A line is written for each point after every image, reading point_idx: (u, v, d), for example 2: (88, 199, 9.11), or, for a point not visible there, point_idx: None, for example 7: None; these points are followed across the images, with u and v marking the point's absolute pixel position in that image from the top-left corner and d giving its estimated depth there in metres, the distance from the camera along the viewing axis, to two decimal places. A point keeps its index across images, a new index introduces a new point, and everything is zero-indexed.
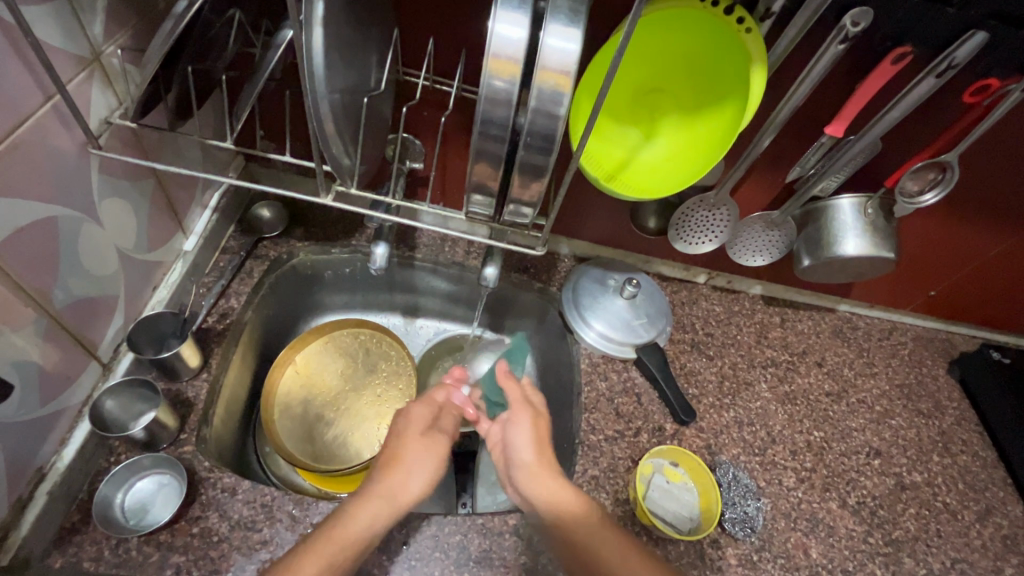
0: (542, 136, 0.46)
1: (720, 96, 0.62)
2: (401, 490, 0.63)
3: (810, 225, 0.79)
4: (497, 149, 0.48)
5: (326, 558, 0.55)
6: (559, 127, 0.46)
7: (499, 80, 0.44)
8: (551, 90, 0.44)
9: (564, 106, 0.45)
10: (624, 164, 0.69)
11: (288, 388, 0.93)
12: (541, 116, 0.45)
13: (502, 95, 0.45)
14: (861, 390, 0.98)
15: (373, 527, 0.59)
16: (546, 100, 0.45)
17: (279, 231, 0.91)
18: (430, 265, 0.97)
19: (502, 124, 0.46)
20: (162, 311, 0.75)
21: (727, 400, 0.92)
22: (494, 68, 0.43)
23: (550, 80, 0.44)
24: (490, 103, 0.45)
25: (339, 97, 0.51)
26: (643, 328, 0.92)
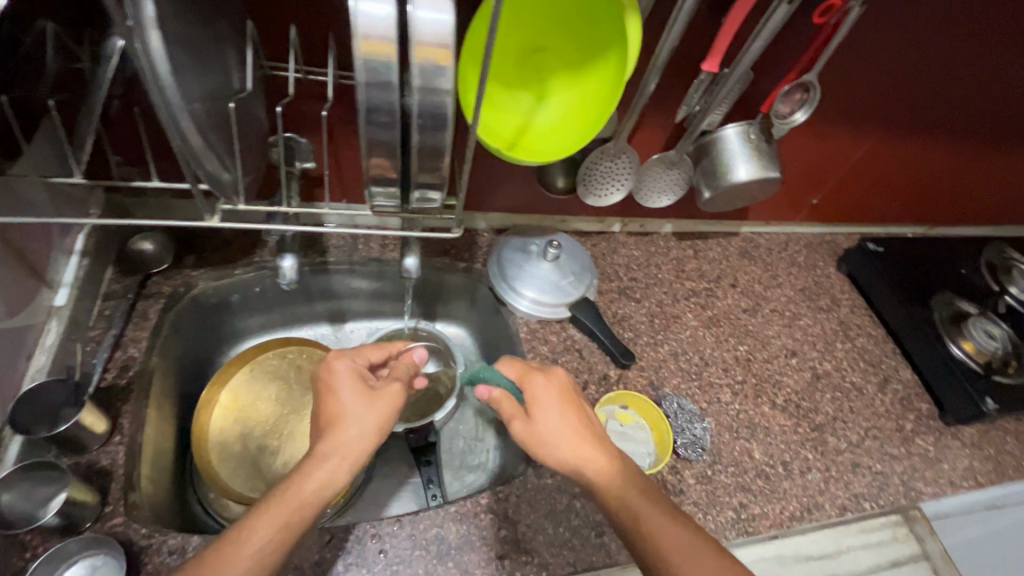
0: (433, 117, 0.44)
1: (601, 48, 0.63)
2: (348, 442, 0.64)
3: (704, 159, 0.83)
4: (390, 136, 0.45)
5: (281, 516, 0.58)
6: (449, 104, 0.43)
7: (374, 63, 0.41)
8: (433, 67, 0.42)
9: (450, 80, 0.42)
10: (523, 129, 0.69)
11: (221, 428, 0.87)
12: (427, 94, 0.43)
13: (382, 75, 0.41)
14: (771, 301, 1.08)
15: (328, 485, 0.61)
16: (431, 78, 0.42)
17: (168, 263, 0.82)
18: (346, 267, 0.93)
19: (391, 111, 0.43)
20: (47, 381, 0.65)
21: (661, 336, 0.97)
22: (365, 49, 0.40)
23: (429, 56, 0.41)
24: (371, 89, 0.42)
25: (200, 107, 0.46)
26: (572, 286, 0.94)
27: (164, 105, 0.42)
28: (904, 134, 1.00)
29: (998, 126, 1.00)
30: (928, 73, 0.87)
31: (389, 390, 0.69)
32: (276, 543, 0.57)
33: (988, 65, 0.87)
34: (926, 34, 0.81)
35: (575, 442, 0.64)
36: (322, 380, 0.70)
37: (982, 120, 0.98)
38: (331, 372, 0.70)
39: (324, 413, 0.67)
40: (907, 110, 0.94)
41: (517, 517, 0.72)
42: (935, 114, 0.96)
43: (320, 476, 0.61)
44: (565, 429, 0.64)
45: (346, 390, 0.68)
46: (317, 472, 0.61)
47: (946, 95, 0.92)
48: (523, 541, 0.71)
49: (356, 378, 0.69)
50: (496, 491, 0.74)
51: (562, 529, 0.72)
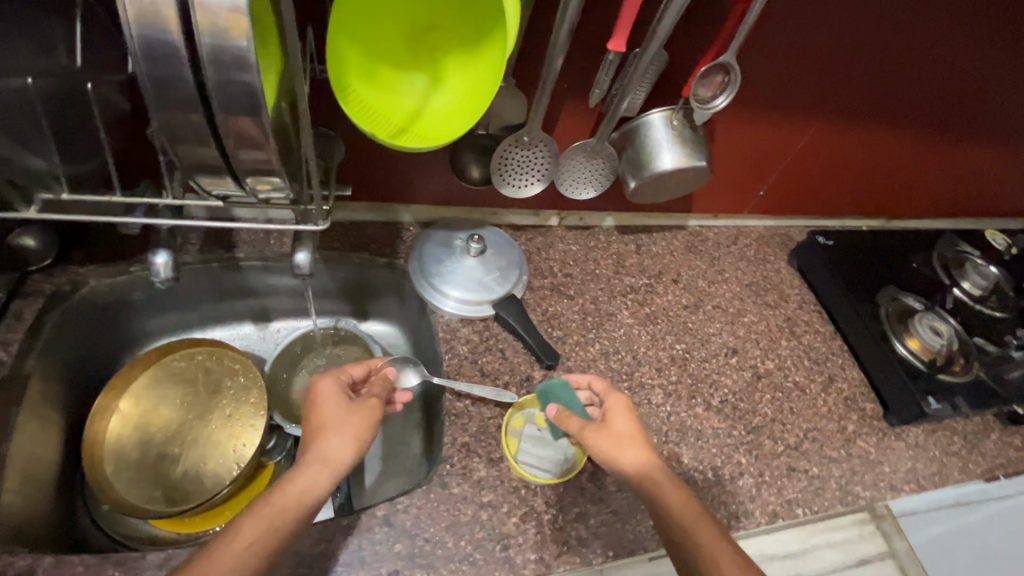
0: (240, 98, 0.39)
1: (488, 25, 0.58)
2: (333, 452, 0.63)
3: (629, 147, 0.79)
4: (197, 119, 0.41)
5: (265, 518, 0.57)
6: (256, 83, 0.39)
7: (152, 35, 0.36)
8: (222, 41, 0.37)
9: (252, 54, 0.38)
10: (415, 115, 0.64)
11: (118, 434, 0.81)
12: (222, 72, 0.38)
13: (165, 44, 0.37)
14: (715, 296, 1.04)
15: (311, 492, 0.60)
16: (225, 51, 0.37)
17: (52, 257, 0.76)
18: (258, 263, 0.87)
19: (184, 88, 0.39)
20: None
21: (592, 334, 0.92)
22: (136, 14, 0.36)
23: (219, 24, 0.36)
24: (155, 65, 0.37)
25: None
26: (497, 283, 0.89)
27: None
28: (848, 122, 0.95)
29: (948, 112, 0.96)
30: (865, 54, 0.82)
31: (371, 402, 0.69)
32: (258, 547, 0.55)
33: (930, 48, 0.83)
34: (857, 14, 0.77)
35: (644, 453, 0.65)
36: (308, 396, 0.70)
37: (931, 106, 0.94)
38: (318, 387, 0.70)
39: (310, 425, 0.67)
40: (846, 95, 0.89)
41: (415, 530, 0.68)
42: (877, 100, 0.91)
43: (303, 484, 0.60)
44: (633, 437, 0.66)
45: (331, 403, 0.68)
46: (300, 480, 0.60)
47: (887, 78, 0.87)
48: (419, 555, 0.66)
49: (341, 393, 0.69)
50: (394, 502, 0.69)
51: (463, 543, 0.68)
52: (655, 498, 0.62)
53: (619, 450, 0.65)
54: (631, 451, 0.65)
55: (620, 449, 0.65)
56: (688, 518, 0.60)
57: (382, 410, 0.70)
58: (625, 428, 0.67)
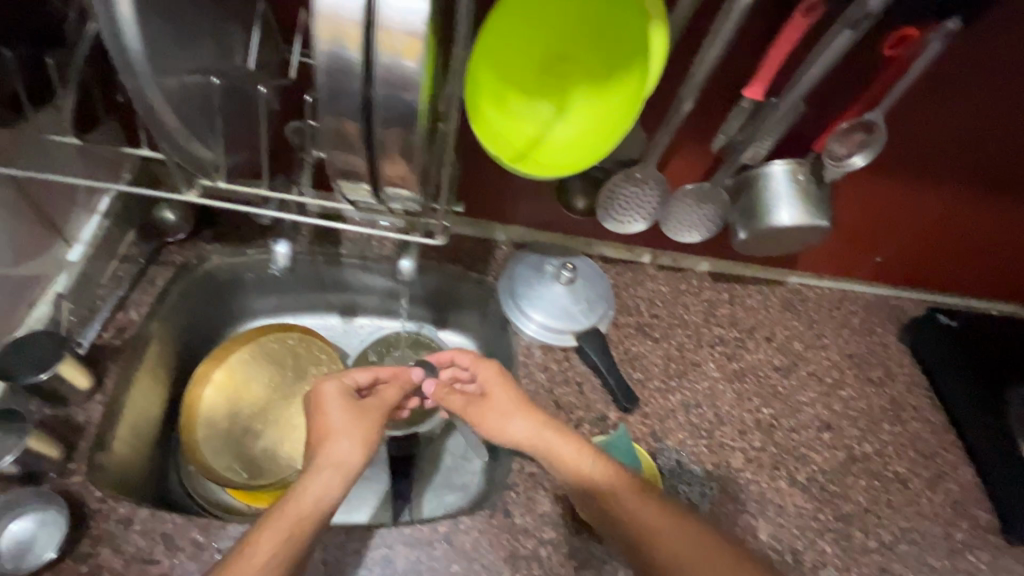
0: (397, 115, 0.41)
1: (624, 60, 0.58)
2: (344, 459, 0.68)
3: (743, 196, 0.75)
4: (354, 130, 0.42)
5: (281, 529, 0.59)
6: (416, 102, 0.41)
7: (336, 47, 0.38)
8: (397, 59, 0.39)
9: (418, 76, 0.40)
10: (535, 143, 0.64)
11: (212, 403, 0.87)
12: (389, 88, 0.40)
13: (343, 61, 0.39)
14: (810, 363, 0.97)
15: (325, 498, 0.64)
16: (394, 72, 0.39)
17: (186, 232, 0.83)
18: (358, 261, 0.92)
19: (350, 103, 0.41)
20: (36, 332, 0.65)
21: (674, 382, 0.89)
22: (325, 33, 0.38)
23: (395, 47, 0.38)
24: (330, 76, 0.40)
25: (176, 82, 0.47)
26: (582, 315, 0.87)
27: (132, 80, 0.44)
28: (997, 192, 0.86)
29: None
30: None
31: (377, 409, 0.73)
32: (279, 557, 0.57)
33: None
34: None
35: (530, 418, 0.73)
36: (312, 401, 0.74)
37: None
38: (321, 392, 0.73)
39: (316, 430, 0.71)
40: (1001, 162, 0.81)
41: (475, 554, 0.67)
42: None
43: (317, 490, 0.64)
44: (513, 406, 0.74)
45: (335, 409, 0.71)
46: (313, 487, 0.64)
47: None
48: None
49: (346, 399, 0.73)
50: (458, 520, 0.69)
51: None
52: (550, 456, 0.70)
53: (499, 418, 0.74)
54: (518, 418, 0.73)
55: (522, 417, 0.73)
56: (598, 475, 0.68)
57: (385, 412, 0.74)
58: (504, 395, 0.76)
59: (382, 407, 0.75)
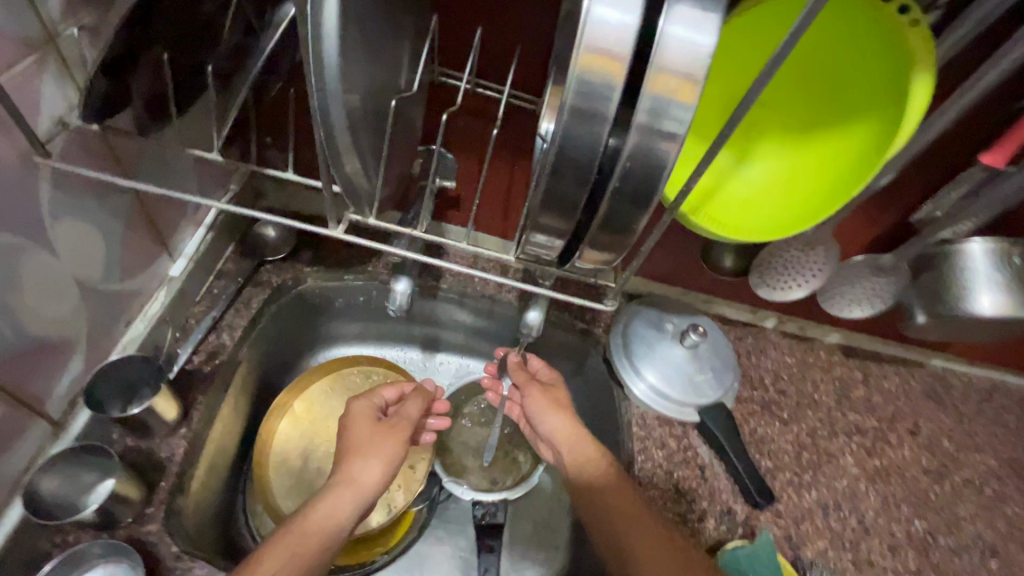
0: (644, 168, 0.35)
1: (849, 112, 0.48)
2: (361, 479, 0.62)
3: (927, 273, 0.65)
4: (572, 189, 0.37)
5: (291, 549, 0.56)
6: (672, 156, 0.34)
7: (593, 80, 0.32)
8: (667, 101, 0.32)
9: (685, 125, 0.33)
10: (708, 194, 0.54)
11: (286, 436, 0.79)
12: (645, 136, 0.33)
13: (601, 102, 0.33)
14: (965, 467, 0.82)
15: (333, 519, 0.59)
16: (658, 119, 0.33)
17: (285, 252, 0.77)
18: (457, 296, 0.84)
19: (590, 150, 0.35)
20: (131, 354, 0.59)
21: (808, 476, 0.76)
22: (585, 65, 0.32)
23: (667, 90, 0.32)
24: (574, 115, 0.33)
25: (357, 102, 0.38)
26: (708, 386, 0.76)
27: (317, 97, 0.35)
28: None
29: None
30: None
31: (398, 427, 0.66)
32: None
33: None
34: None
35: (568, 421, 0.69)
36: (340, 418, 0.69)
37: None
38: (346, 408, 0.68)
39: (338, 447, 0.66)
40: None
41: None
42: None
43: (325, 509, 0.59)
44: (560, 409, 0.70)
45: (351, 427, 0.66)
46: (322, 507, 0.60)
47: None
48: None
49: (369, 415, 0.67)
50: None
51: None
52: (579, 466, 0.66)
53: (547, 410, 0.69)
54: (554, 416, 0.69)
55: (551, 409, 0.69)
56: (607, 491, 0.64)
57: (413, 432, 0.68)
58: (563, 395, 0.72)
59: (409, 426, 0.67)
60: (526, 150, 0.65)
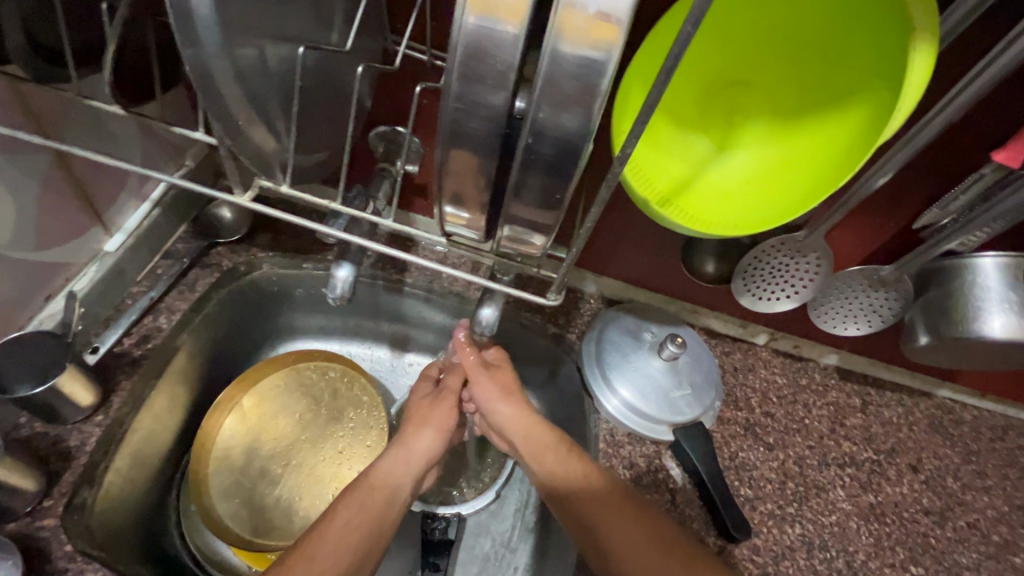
0: (565, 129, 0.29)
1: (840, 93, 0.42)
2: (415, 448, 0.67)
3: (933, 288, 0.58)
4: (487, 158, 0.32)
5: (359, 503, 0.59)
6: (594, 114, 0.28)
7: (488, 22, 0.27)
8: (581, 47, 0.26)
9: (607, 76, 0.27)
10: (682, 184, 0.49)
11: (230, 432, 0.73)
12: (561, 90, 0.28)
13: (504, 45, 0.27)
14: (971, 511, 0.74)
15: (393, 478, 0.63)
16: (573, 70, 0.27)
17: (239, 235, 0.72)
18: (423, 292, 0.78)
19: (498, 107, 0.29)
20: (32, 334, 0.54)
21: (794, 510, 0.69)
22: (476, 4, 0.26)
23: (578, 32, 0.26)
24: (473, 64, 0.28)
25: (253, 54, 0.33)
26: (685, 403, 0.70)
27: (190, 40, 0.30)
28: None
29: None
30: None
31: (441, 403, 0.70)
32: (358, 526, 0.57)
33: None
34: None
35: (520, 408, 0.68)
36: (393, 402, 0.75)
37: None
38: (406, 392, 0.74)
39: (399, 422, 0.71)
40: None
41: None
42: None
43: (384, 468, 0.63)
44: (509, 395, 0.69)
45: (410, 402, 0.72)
46: (381, 467, 0.64)
47: None
48: None
49: (425, 391, 0.73)
50: None
51: None
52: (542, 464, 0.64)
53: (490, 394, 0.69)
54: (505, 403, 0.68)
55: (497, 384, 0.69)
56: (588, 490, 0.60)
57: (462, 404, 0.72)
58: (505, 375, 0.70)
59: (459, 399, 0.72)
60: None
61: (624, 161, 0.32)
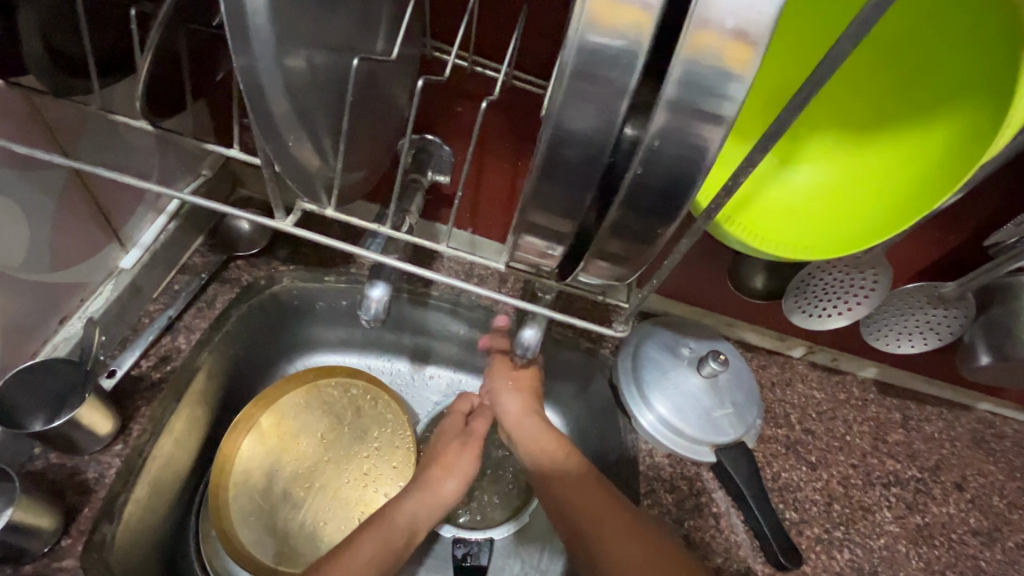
0: (677, 159, 0.26)
1: (926, 106, 0.39)
2: (442, 487, 0.67)
3: (993, 308, 0.57)
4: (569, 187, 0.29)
5: (377, 540, 0.60)
6: (715, 143, 0.25)
7: (606, 35, 0.24)
8: (712, 69, 0.24)
9: (734, 103, 0.24)
10: (743, 201, 0.45)
11: (250, 454, 0.70)
12: (678, 117, 0.25)
13: (619, 66, 0.24)
14: (1021, 530, 0.71)
15: (417, 522, 0.63)
16: (699, 94, 0.24)
17: (260, 248, 0.69)
18: (449, 305, 0.75)
19: (596, 131, 0.26)
20: (46, 359, 0.51)
21: (840, 533, 0.67)
22: (595, 15, 0.23)
23: (712, 52, 0.23)
24: (579, 86, 0.25)
25: (305, 67, 0.30)
26: (728, 423, 0.66)
27: (242, 56, 0.27)
28: None
29: None
30: None
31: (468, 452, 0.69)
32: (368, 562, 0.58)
33: None
34: None
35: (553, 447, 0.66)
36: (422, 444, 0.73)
37: None
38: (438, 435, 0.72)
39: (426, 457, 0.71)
40: None
41: None
42: None
43: (411, 508, 0.64)
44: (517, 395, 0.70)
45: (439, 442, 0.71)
46: (408, 503, 0.64)
47: None
48: None
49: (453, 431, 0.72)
50: None
51: None
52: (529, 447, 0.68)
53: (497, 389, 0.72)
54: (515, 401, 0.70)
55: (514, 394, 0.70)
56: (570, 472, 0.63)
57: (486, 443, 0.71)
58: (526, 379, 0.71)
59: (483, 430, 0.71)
60: (529, 143, 0.57)
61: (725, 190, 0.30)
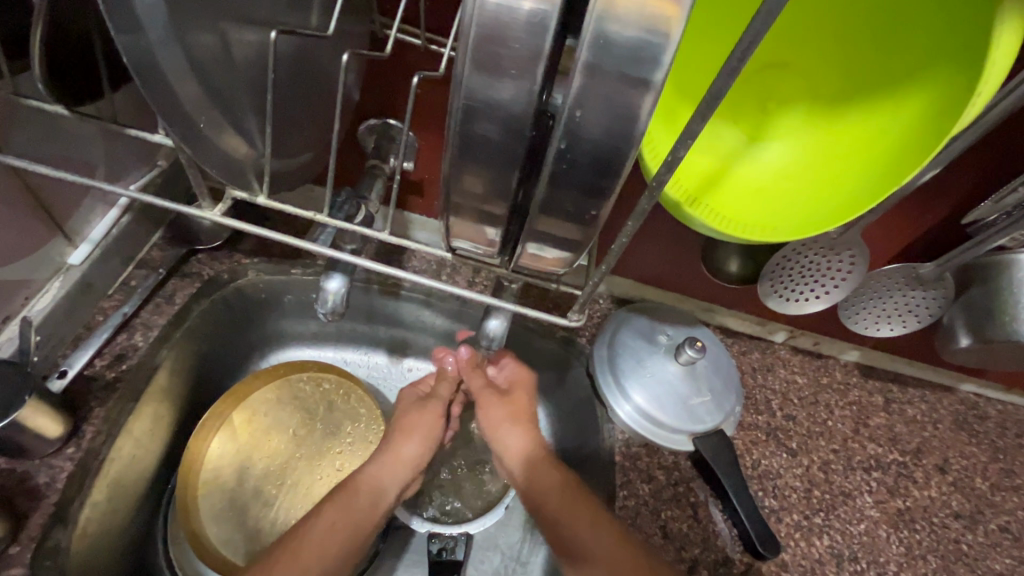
0: (606, 130, 0.25)
1: (898, 77, 0.37)
2: (401, 452, 0.64)
3: (973, 287, 0.55)
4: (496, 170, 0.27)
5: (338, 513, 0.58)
6: (646, 111, 0.24)
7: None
8: (632, 28, 0.22)
9: (662, 67, 0.23)
10: (708, 182, 0.43)
11: (219, 454, 0.68)
12: (603, 83, 0.24)
13: (532, 30, 0.23)
14: (1002, 512, 0.71)
15: (378, 482, 0.62)
16: (620, 60, 0.23)
17: (220, 242, 0.67)
18: (421, 296, 0.72)
19: (515, 103, 0.25)
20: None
21: (820, 520, 0.66)
22: None
23: (630, 8, 0.22)
24: (490, 55, 0.23)
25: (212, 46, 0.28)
26: (706, 411, 0.64)
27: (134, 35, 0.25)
28: None
29: None
30: None
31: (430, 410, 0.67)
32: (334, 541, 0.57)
33: None
34: None
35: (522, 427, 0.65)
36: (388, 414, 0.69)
37: None
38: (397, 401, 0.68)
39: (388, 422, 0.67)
40: None
41: None
42: None
43: (372, 473, 0.62)
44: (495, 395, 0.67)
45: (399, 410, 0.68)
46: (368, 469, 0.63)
47: None
48: None
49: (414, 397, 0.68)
50: None
51: None
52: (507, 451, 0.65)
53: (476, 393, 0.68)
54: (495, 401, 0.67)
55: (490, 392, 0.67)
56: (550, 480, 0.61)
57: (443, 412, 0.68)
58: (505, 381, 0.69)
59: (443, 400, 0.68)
60: None
61: (670, 166, 0.28)
